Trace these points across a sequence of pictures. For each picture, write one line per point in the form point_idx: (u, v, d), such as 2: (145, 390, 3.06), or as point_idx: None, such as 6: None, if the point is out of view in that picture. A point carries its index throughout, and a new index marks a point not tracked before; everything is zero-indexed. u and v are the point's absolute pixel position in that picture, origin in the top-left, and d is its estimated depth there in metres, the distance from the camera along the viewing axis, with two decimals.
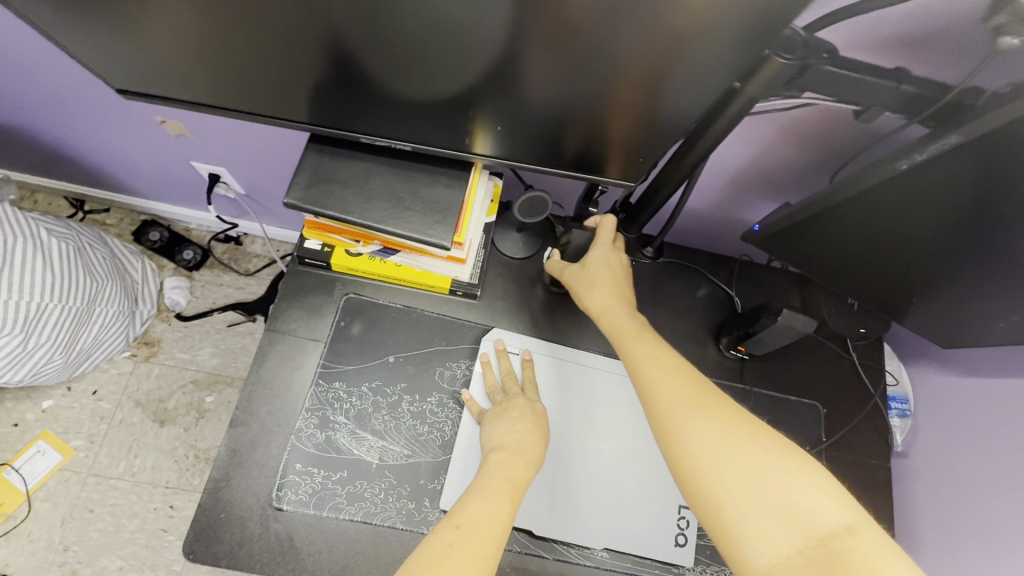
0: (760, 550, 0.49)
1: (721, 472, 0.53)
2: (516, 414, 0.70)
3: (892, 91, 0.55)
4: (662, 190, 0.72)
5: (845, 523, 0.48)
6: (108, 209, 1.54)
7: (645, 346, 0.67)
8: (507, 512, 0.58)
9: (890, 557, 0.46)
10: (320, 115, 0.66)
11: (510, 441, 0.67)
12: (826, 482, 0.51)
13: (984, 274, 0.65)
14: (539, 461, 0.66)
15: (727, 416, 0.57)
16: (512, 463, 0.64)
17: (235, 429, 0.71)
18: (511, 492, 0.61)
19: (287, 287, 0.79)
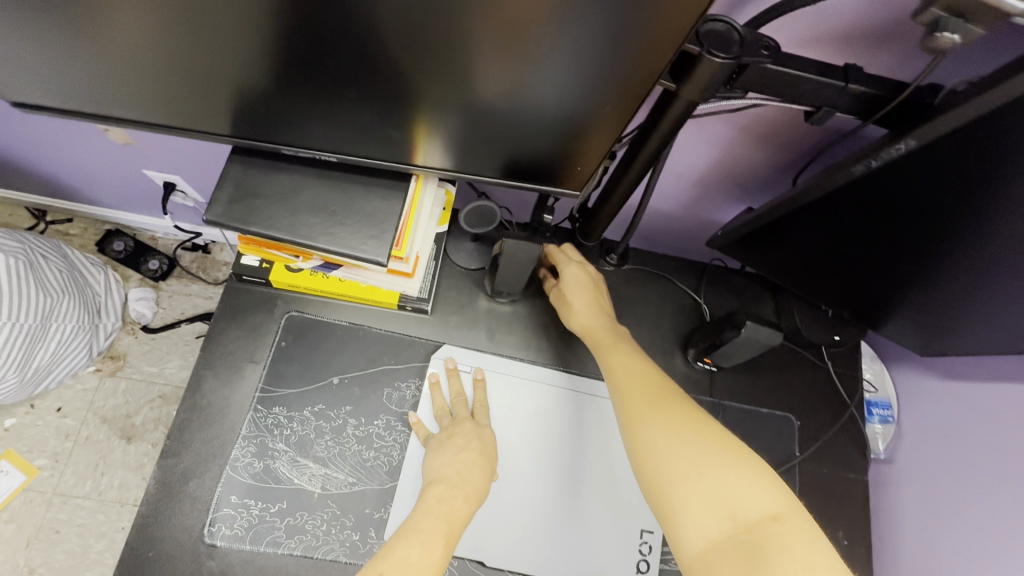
0: (696, 537, 0.54)
1: (672, 469, 0.57)
2: (460, 443, 0.67)
3: (840, 91, 0.51)
4: (614, 197, 0.69)
5: (772, 513, 0.53)
6: (71, 219, 1.48)
7: (616, 351, 0.71)
8: (438, 556, 0.58)
9: (808, 544, 0.51)
10: (241, 125, 0.61)
11: (451, 472, 0.65)
12: (763, 477, 0.56)
13: (958, 282, 0.61)
14: (480, 494, 0.65)
15: (683, 416, 0.62)
16: (449, 500, 0.63)
17: (166, 460, 0.67)
18: (445, 534, 0.60)
19: (224, 306, 0.75)
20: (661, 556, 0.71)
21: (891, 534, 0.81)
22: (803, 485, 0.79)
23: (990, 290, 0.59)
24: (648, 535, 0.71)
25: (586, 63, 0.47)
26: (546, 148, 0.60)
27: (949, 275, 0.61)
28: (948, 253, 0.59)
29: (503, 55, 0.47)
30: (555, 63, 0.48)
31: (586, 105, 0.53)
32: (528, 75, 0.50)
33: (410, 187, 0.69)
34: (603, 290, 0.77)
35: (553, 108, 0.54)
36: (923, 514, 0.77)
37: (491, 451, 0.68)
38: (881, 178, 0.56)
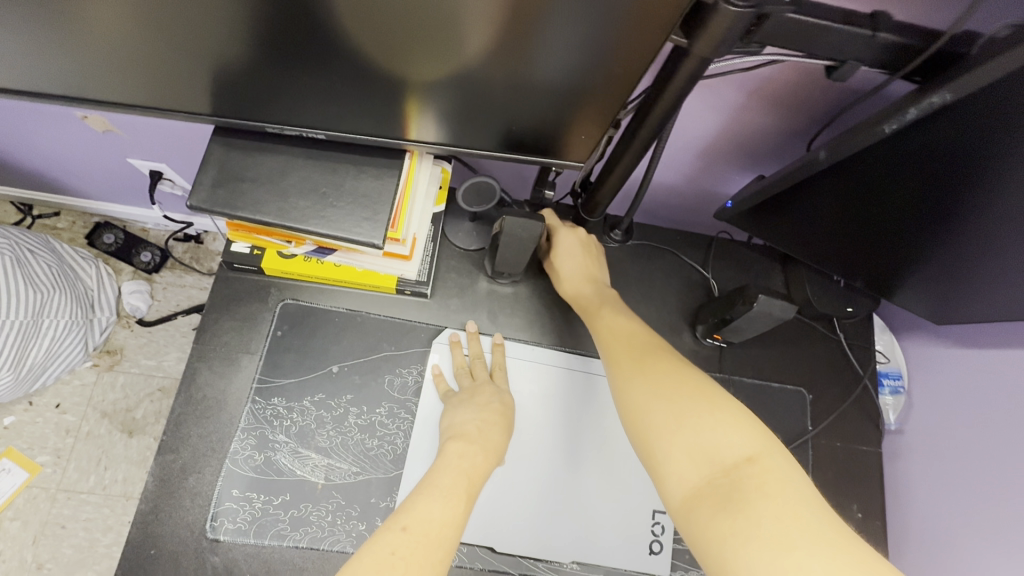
0: (675, 485, 0.52)
1: (651, 420, 0.56)
2: (482, 402, 0.66)
3: (866, 40, 0.47)
4: (617, 171, 0.65)
5: (747, 455, 0.51)
6: (58, 213, 1.44)
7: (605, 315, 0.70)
8: (462, 510, 0.53)
9: (785, 484, 0.48)
10: (222, 102, 0.58)
11: (471, 428, 0.63)
12: (740, 419, 0.53)
13: (979, 248, 0.59)
14: (499, 454, 0.62)
15: (664, 369, 0.60)
16: (470, 456, 0.59)
17: (163, 456, 0.65)
18: (467, 490, 0.55)
19: (215, 296, 0.72)
20: (673, 536, 0.70)
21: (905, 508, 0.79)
22: (817, 460, 0.77)
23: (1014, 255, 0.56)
24: (661, 516, 0.70)
25: (588, 23, 0.44)
26: (548, 117, 0.57)
27: (971, 241, 0.59)
28: (972, 217, 0.56)
29: (498, 15, 0.44)
30: (556, 24, 0.44)
31: (591, 69, 0.49)
32: (528, 37, 0.46)
33: (406, 164, 0.66)
34: (592, 253, 0.75)
35: (552, 74, 0.50)
36: (935, 487, 0.76)
37: (511, 415, 0.66)
38: (906, 139, 0.53)
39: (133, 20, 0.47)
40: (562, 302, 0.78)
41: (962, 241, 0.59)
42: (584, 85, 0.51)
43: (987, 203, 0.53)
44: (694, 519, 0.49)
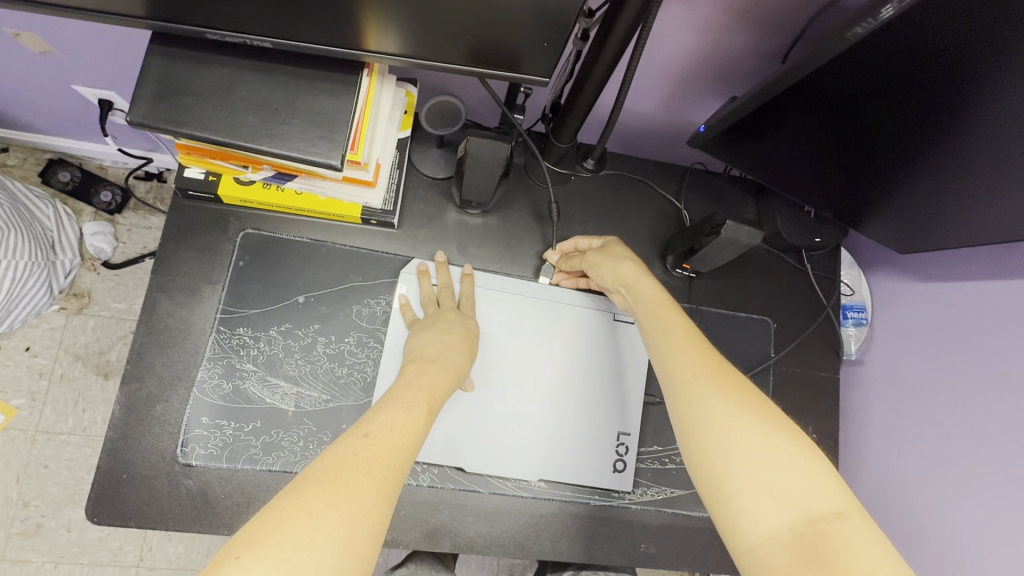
0: (752, 522, 0.46)
1: (732, 448, 0.49)
2: (447, 327, 0.65)
3: None
4: (587, 86, 0.62)
5: (836, 510, 0.45)
6: (7, 148, 1.35)
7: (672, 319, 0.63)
8: (422, 421, 0.54)
9: (876, 546, 0.43)
10: (155, 5, 0.53)
11: (430, 351, 0.63)
12: (832, 472, 0.48)
13: (965, 159, 0.56)
14: (460, 375, 0.62)
15: (745, 394, 0.53)
16: (433, 374, 0.60)
17: (128, 386, 0.64)
18: (427, 402, 0.56)
19: (171, 225, 0.69)
20: (637, 456, 0.73)
21: (858, 431, 0.83)
22: (777, 385, 0.81)
23: (996, 166, 0.55)
24: (625, 436, 0.73)
25: None
26: (509, 27, 0.53)
27: (958, 150, 0.56)
28: (961, 121, 0.53)
29: None
30: None
31: None
32: None
33: (364, 82, 0.63)
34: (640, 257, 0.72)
35: None
36: (889, 410, 0.80)
37: (474, 339, 0.66)
38: (897, 37, 0.49)
39: None
40: (532, 233, 0.77)
41: (948, 151, 0.57)
42: None
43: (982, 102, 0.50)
44: (772, 565, 0.44)
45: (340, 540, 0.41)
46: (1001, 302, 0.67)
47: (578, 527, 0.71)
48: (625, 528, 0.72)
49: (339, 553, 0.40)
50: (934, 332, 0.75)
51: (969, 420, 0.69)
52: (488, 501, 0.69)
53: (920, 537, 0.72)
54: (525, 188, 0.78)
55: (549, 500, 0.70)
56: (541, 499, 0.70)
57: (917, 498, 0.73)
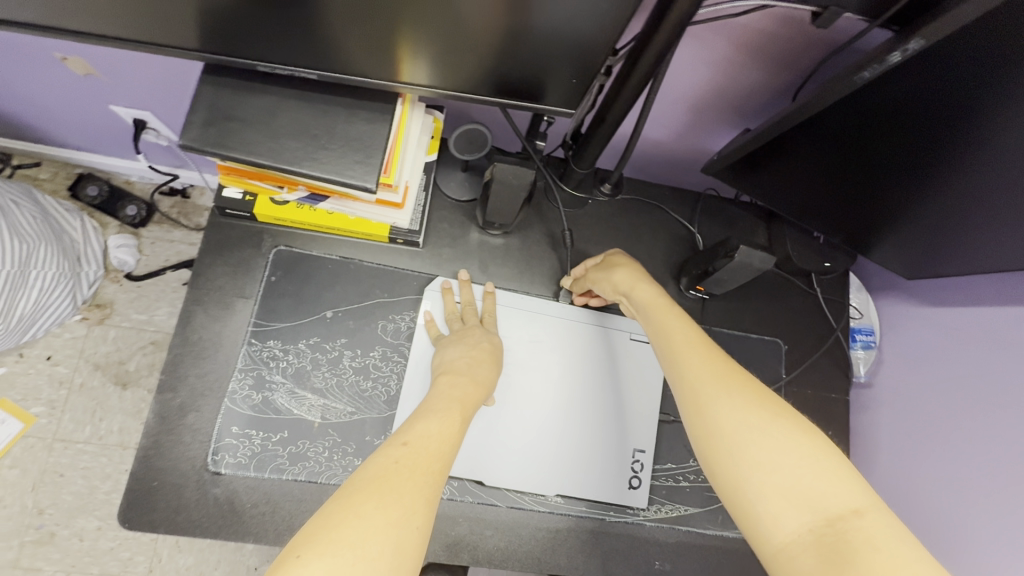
0: (772, 527, 0.48)
1: (744, 452, 0.51)
2: (473, 341, 0.68)
3: None
4: (608, 118, 0.66)
5: (854, 507, 0.47)
6: (38, 162, 1.40)
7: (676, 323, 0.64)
8: (456, 429, 0.56)
9: (895, 542, 0.44)
10: (211, 39, 0.57)
11: (460, 364, 0.65)
12: (847, 468, 0.49)
13: (964, 190, 0.59)
14: (488, 387, 0.65)
15: (753, 394, 0.55)
16: (462, 386, 0.62)
17: (162, 395, 0.67)
18: (460, 411, 0.59)
19: (207, 241, 0.73)
20: (652, 473, 0.75)
21: (868, 452, 0.85)
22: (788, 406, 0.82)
23: (995, 198, 0.58)
24: (640, 453, 0.75)
25: None
26: (538, 65, 0.57)
27: (962, 181, 0.59)
28: (964, 154, 0.56)
29: None
30: None
31: (582, 14, 0.50)
32: None
33: (397, 110, 0.66)
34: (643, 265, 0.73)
35: (544, 16, 0.51)
36: (898, 432, 0.81)
37: (499, 355, 0.69)
38: (910, 74, 0.53)
39: None
40: (550, 254, 0.80)
41: (947, 181, 0.60)
42: (572, 26, 0.52)
43: (982, 134, 0.53)
44: (796, 569, 0.46)
45: (390, 540, 0.43)
46: (1008, 329, 0.69)
47: (594, 542, 0.72)
48: (640, 545, 0.73)
49: (390, 552, 0.42)
50: (945, 356, 0.77)
51: (976, 442, 0.70)
52: (506, 515, 0.70)
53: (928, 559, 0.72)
54: (545, 210, 0.82)
55: (566, 515, 0.72)
56: (558, 514, 0.72)
57: (923, 521, 0.74)
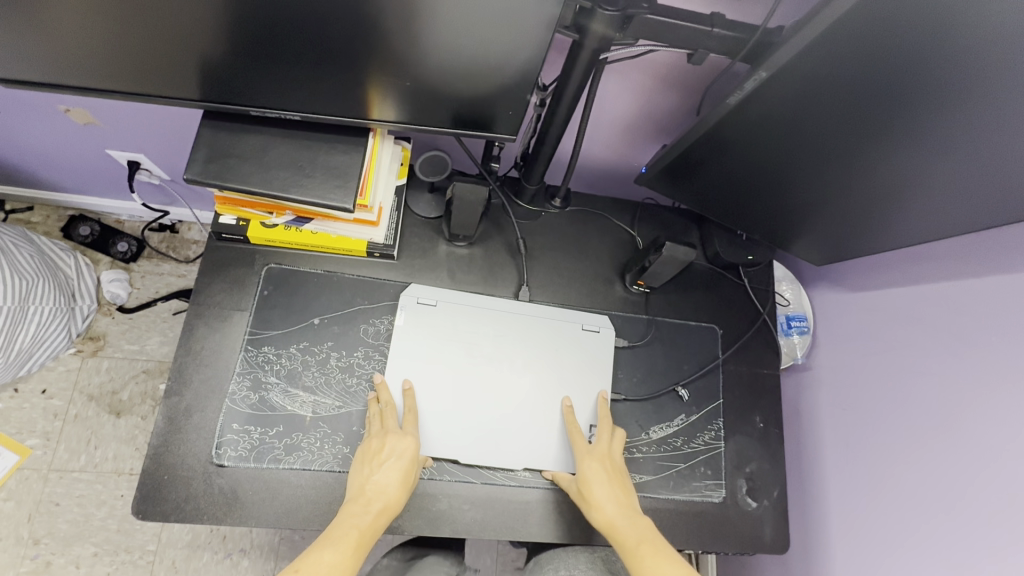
0: None
1: None
2: (383, 462, 0.72)
3: (707, 35, 0.61)
4: (547, 141, 0.79)
5: None
6: (31, 207, 1.48)
7: (625, 518, 0.75)
8: (347, 562, 0.67)
9: None
10: (210, 90, 0.69)
11: (369, 490, 0.71)
12: None
13: (857, 194, 0.73)
14: (392, 511, 0.71)
15: None
16: (368, 515, 0.70)
17: (169, 399, 0.75)
18: (355, 540, 0.68)
19: (207, 263, 0.82)
20: None
21: (814, 424, 0.97)
22: (725, 382, 0.94)
23: (883, 198, 0.71)
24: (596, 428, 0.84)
25: (497, 20, 0.58)
26: (482, 100, 0.70)
27: (855, 188, 0.72)
28: (843, 165, 0.69)
29: (429, 16, 0.57)
30: (474, 23, 0.58)
31: (510, 60, 0.63)
32: (458, 34, 0.60)
33: (369, 143, 0.78)
34: (615, 443, 0.81)
35: (480, 61, 0.63)
36: (837, 405, 0.93)
37: (412, 477, 0.73)
38: (765, 101, 0.65)
39: (139, 19, 0.59)
40: (510, 260, 0.92)
41: (845, 189, 0.73)
42: (505, 69, 0.65)
43: (849, 150, 0.66)
44: None
45: None
46: (911, 304, 0.83)
47: (562, 510, 0.81)
48: None
49: None
50: (866, 335, 0.90)
51: (900, 409, 0.82)
52: (481, 490, 0.80)
53: (879, 519, 0.84)
54: (504, 223, 0.93)
55: (534, 488, 0.81)
56: (527, 487, 0.81)
57: (870, 482, 0.86)
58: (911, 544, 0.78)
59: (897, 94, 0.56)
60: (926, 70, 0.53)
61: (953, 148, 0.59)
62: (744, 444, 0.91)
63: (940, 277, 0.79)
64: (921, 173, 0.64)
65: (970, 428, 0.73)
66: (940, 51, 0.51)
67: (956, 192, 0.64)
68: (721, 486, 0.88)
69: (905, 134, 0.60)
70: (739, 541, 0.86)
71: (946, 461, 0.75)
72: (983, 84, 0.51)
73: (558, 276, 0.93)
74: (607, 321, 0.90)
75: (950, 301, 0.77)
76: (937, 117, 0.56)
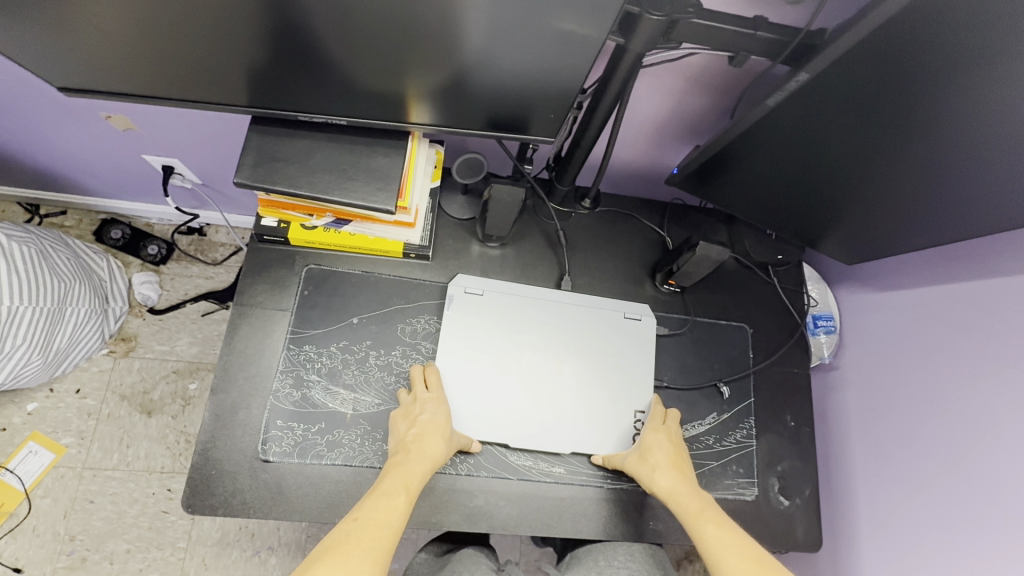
0: None
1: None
2: (419, 415, 0.76)
3: (751, 38, 0.62)
4: (583, 142, 0.80)
5: None
6: (65, 211, 1.52)
7: (684, 490, 0.78)
8: (402, 503, 0.69)
9: None
10: (259, 97, 0.72)
11: (409, 439, 0.74)
12: None
13: (892, 191, 0.73)
14: (434, 457, 0.73)
15: (740, 553, 0.71)
16: (410, 461, 0.72)
17: (216, 396, 0.78)
18: (405, 485, 0.70)
19: (249, 264, 0.85)
20: None
21: (842, 423, 0.97)
22: (756, 381, 0.94)
23: (920, 197, 0.71)
24: (642, 414, 0.86)
25: (545, 28, 0.59)
26: (523, 104, 0.71)
27: (890, 185, 0.72)
28: (881, 164, 0.69)
29: (477, 24, 0.59)
30: (520, 30, 0.59)
31: (553, 66, 0.65)
32: (505, 41, 0.61)
33: (408, 146, 0.80)
34: (673, 420, 0.85)
35: (523, 67, 0.65)
36: (866, 403, 0.93)
37: (445, 425, 0.76)
38: (802, 101, 0.66)
39: (196, 28, 0.61)
40: (542, 260, 0.93)
41: (879, 186, 0.73)
42: (546, 76, 0.66)
43: (888, 149, 0.66)
44: None
45: None
46: (944, 303, 0.82)
47: (597, 506, 0.83)
48: (636, 507, 0.84)
49: None
50: (896, 334, 0.89)
51: (933, 408, 0.81)
52: (517, 486, 0.81)
53: (910, 518, 0.83)
54: (536, 223, 0.95)
55: (569, 484, 0.82)
56: (562, 483, 0.82)
57: (902, 481, 0.85)
58: (942, 541, 0.78)
59: (943, 90, 0.56)
60: (975, 67, 0.53)
61: (996, 146, 0.58)
62: (776, 443, 0.92)
63: (969, 276, 0.79)
64: (956, 171, 0.64)
65: (1006, 428, 0.72)
66: (987, 48, 0.51)
67: (995, 192, 0.63)
68: (753, 484, 0.89)
69: (945, 132, 0.60)
70: (772, 539, 0.87)
71: (981, 460, 0.74)
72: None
73: (589, 275, 0.94)
74: (648, 309, 0.91)
75: (984, 302, 0.76)
76: (981, 113, 0.56)
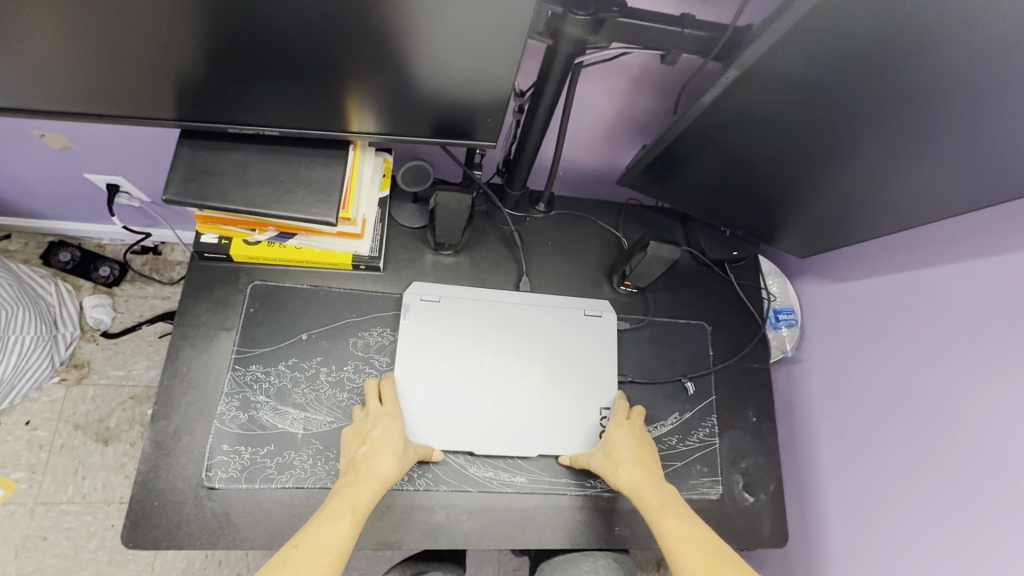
0: None
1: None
2: (370, 431, 0.74)
3: (680, 36, 0.62)
4: (528, 145, 0.79)
5: None
6: (9, 235, 1.44)
7: (648, 487, 0.77)
8: (347, 525, 0.66)
9: None
10: (186, 110, 0.69)
11: (360, 457, 0.72)
12: None
13: (841, 182, 0.73)
14: (384, 474, 0.71)
15: (700, 550, 0.69)
16: (359, 481, 0.70)
17: (156, 424, 0.74)
18: (351, 507, 0.68)
19: (190, 284, 0.81)
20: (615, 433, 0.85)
21: (808, 414, 0.98)
22: (717, 379, 0.94)
23: (869, 185, 0.71)
24: (606, 411, 0.85)
25: (469, 30, 0.58)
26: (460, 108, 0.70)
27: (840, 176, 0.72)
28: (829, 155, 0.70)
29: (400, 29, 0.58)
30: (445, 34, 0.58)
31: (484, 70, 0.64)
32: (432, 44, 0.60)
33: (350, 156, 0.78)
34: (638, 415, 0.84)
35: (454, 71, 0.64)
36: (830, 393, 0.94)
37: (400, 440, 0.74)
38: (741, 97, 0.66)
39: (107, 41, 0.59)
40: (497, 266, 0.92)
41: (829, 177, 0.74)
42: (479, 80, 0.66)
43: (833, 139, 0.67)
44: None
45: None
46: (900, 290, 0.83)
47: (561, 514, 0.81)
48: (601, 512, 0.82)
49: None
50: (855, 323, 0.91)
51: (897, 395, 0.82)
52: (478, 498, 0.79)
53: (880, 506, 0.83)
54: (491, 229, 0.94)
55: (532, 493, 0.81)
56: (524, 493, 0.80)
57: (870, 468, 0.86)
58: (913, 526, 0.78)
59: (899, 79, 0.56)
60: (908, 55, 0.53)
61: (938, 130, 0.59)
62: (739, 440, 0.91)
63: (922, 262, 0.81)
64: (901, 159, 0.65)
65: (968, 410, 0.73)
66: (912, 36, 0.51)
67: (941, 176, 0.64)
68: (717, 482, 0.88)
69: (888, 120, 0.61)
70: (738, 537, 0.86)
71: (947, 442, 0.75)
72: (972, 64, 0.52)
73: (546, 279, 0.93)
74: (608, 305, 0.90)
75: (937, 286, 0.78)
76: (922, 100, 0.57)
